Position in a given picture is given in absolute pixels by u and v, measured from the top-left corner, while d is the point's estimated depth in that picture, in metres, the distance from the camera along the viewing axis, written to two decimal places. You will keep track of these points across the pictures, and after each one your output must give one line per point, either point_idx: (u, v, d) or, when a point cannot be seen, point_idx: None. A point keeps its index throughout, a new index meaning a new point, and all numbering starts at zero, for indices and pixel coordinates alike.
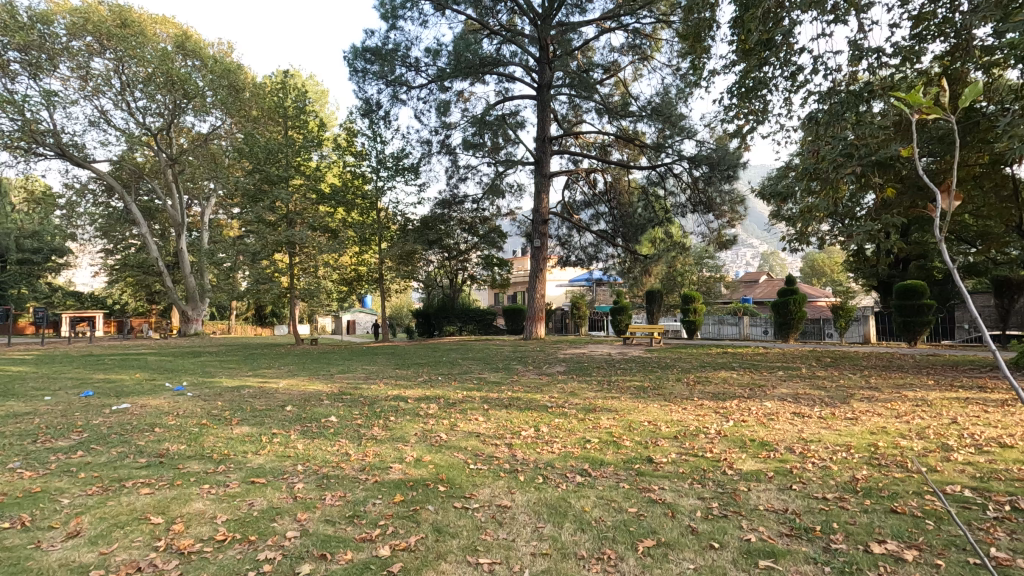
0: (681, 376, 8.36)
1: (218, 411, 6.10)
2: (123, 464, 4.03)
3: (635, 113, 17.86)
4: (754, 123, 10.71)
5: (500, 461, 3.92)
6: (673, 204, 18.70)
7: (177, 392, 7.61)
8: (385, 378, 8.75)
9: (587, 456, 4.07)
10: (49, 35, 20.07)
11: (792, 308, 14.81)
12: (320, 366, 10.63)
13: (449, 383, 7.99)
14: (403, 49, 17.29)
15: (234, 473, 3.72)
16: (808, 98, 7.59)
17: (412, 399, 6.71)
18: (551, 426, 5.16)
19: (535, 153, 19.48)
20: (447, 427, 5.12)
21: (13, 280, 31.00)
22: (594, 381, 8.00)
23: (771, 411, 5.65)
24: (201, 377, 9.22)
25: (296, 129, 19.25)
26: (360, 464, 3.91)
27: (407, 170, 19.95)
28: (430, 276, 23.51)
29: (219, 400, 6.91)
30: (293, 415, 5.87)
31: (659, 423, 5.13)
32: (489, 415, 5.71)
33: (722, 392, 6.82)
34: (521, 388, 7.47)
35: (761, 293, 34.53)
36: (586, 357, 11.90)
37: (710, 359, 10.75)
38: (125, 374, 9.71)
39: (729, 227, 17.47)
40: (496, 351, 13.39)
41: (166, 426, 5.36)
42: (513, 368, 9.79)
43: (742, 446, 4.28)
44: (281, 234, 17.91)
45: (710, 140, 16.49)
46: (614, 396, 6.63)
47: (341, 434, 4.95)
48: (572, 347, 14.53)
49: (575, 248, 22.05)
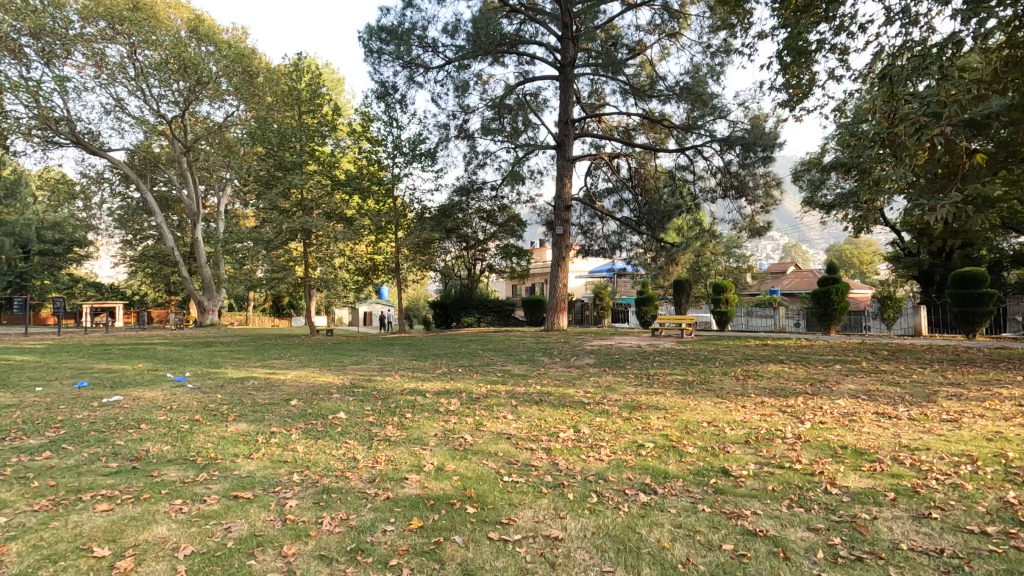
0: (726, 370, 7.55)
1: (215, 405, 5.47)
2: (90, 469, 3.38)
3: (663, 93, 16.91)
4: (801, 97, 9.78)
5: (540, 472, 3.19)
6: (701, 189, 17.83)
7: (178, 383, 7.04)
8: (401, 369, 8.08)
9: (645, 466, 3.34)
10: (61, 20, 19.75)
11: (834, 297, 13.85)
12: (333, 357, 10.04)
13: (469, 376, 7.31)
14: (419, 29, 16.52)
15: (217, 484, 3.04)
16: (878, 56, 6.72)
17: (431, 393, 6.03)
18: (593, 426, 4.41)
19: (557, 136, 18.64)
20: (472, 427, 4.41)
21: (35, 271, 31.17)
22: (631, 374, 7.24)
23: (848, 411, 4.85)
24: (207, 367, 8.67)
25: (310, 114, 18.66)
26: (370, 474, 3.21)
27: (423, 156, 19.29)
28: (448, 266, 23.66)
29: (219, 393, 6.29)
30: (297, 411, 5.21)
31: (720, 424, 4.36)
32: (519, 412, 5.00)
33: (781, 389, 6.02)
34: (551, 382, 6.76)
35: (790, 285, 33.29)
36: (615, 348, 11.10)
37: (753, 351, 9.92)
38: (127, 364, 9.22)
39: (763, 213, 16.53)
40: (518, 342, 12.65)
41: (154, 422, 4.72)
42: (538, 360, 9.07)
43: (834, 454, 3.49)
44: (296, 221, 17.39)
45: (744, 120, 15.48)
46: (658, 391, 5.87)
47: (350, 434, 4.27)
48: (598, 338, 13.78)
49: (597, 237, 21.23)
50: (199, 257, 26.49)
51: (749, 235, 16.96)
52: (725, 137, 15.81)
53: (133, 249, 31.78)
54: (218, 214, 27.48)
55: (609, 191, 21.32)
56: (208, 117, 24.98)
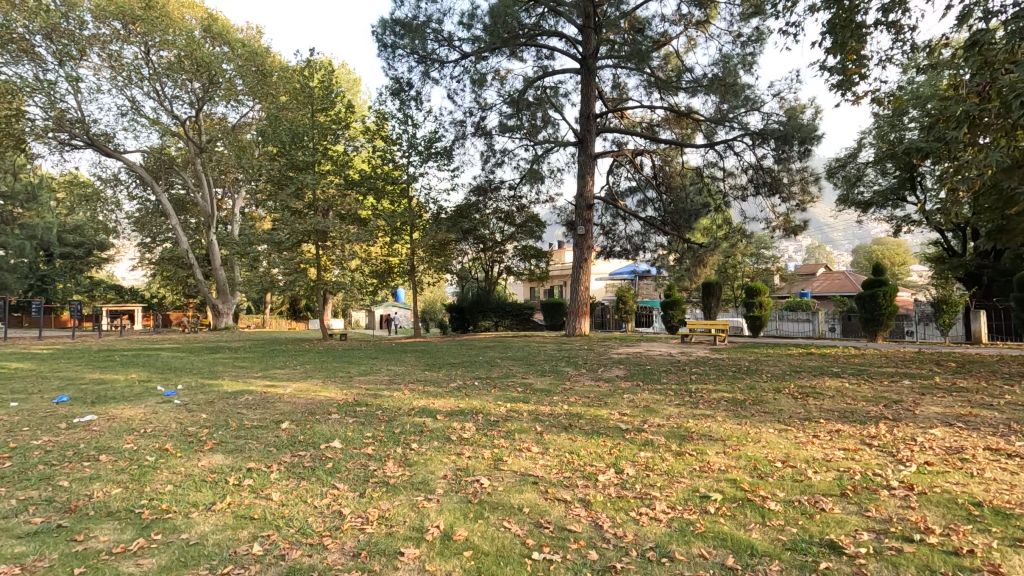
0: (776, 385, 6.65)
1: (194, 430, 4.74)
2: (2, 528, 2.65)
3: (691, 85, 15.99)
4: (853, 80, 8.90)
5: (580, 546, 2.39)
6: (732, 186, 16.87)
7: (166, 399, 6.37)
8: (410, 383, 7.32)
9: (720, 534, 2.51)
10: (75, 22, 19.59)
11: (881, 301, 12.74)
12: (341, 366, 9.36)
13: (486, 392, 6.51)
14: (434, 22, 15.84)
15: (151, 560, 2.30)
16: (961, 20, 5.89)
17: (442, 415, 5.24)
18: (638, 465, 3.58)
19: (578, 132, 17.80)
20: (490, 465, 3.63)
21: (57, 274, 31.45)
22: (669, 391, 6.36)
23: (953, 445, 3.94)
24: (204, 378, 8.04)
25: (324, 113, 18.14)
26: (355, 544, 2.43)
27: (439, 155, 18.63)
28: (465, 269, 22.96)
29: (205, 411, 5.58)
30: (288, 437, 4.48)
31: (799, 465, 3.50)
32: (546, 442, 4.19)
33: (853, 413, 5.11)
34: (579, 400, 5.92)
35: (821, 287, 31.86)
36: (645, 358, 10.23)
37: (800, 362, 8.96)
38: (121, 373, 8.65)
39: (799, 211, 15.48)
40: (539, 349, 11.85)
41: (117, 453, 4.02)
42: (562, 371, 8.27)
43: (969, 518, 2.63)
44: (307, 223, 16.86)
45: (780, 111, 14.44)
46: (706, 416, 5.00)
47: (342, 473, 3.52)
48: (623, 345, 12.92)
49: (620, 237, 20.36)
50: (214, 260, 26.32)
51: (783, 235, 15.91)
52: (759, 131, 14.78)
53: (151, 252, 31.79)
54: (234, 216, 27.24)
55: (633, 190, 20.43)
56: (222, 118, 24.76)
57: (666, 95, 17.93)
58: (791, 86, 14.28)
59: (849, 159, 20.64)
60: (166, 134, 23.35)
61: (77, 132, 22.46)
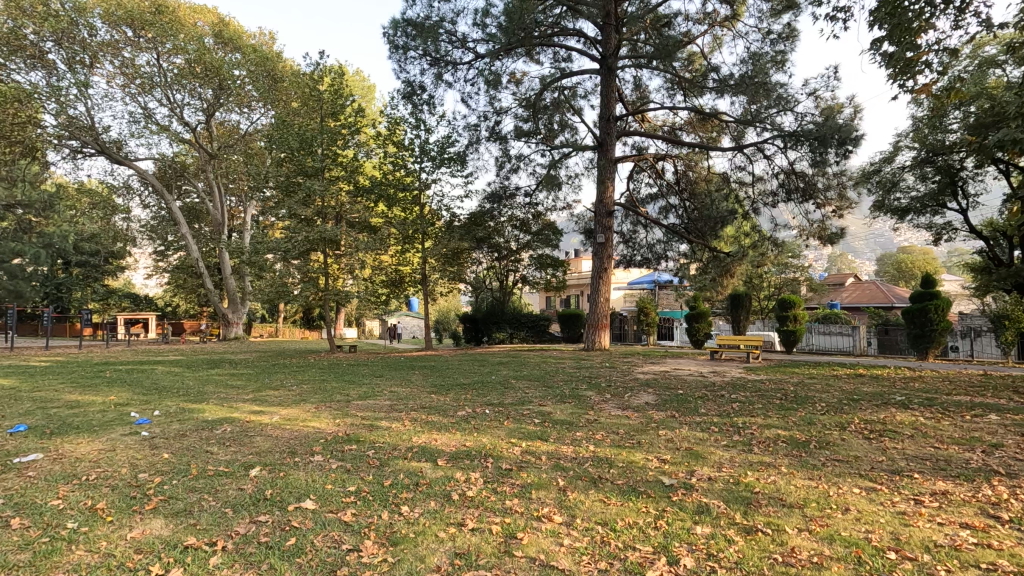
0: (837, 420, 5.65)
1: (144, 477, 3.95)
2: None
3: (718, 85, 15.06)
4: (910, 70, 8.01)
5: None
6: (761, 192, 15.85)
7: (134, 430, 5.60)
8: (412, 411, 6.46)
9: None
10: (85, 27, 19.30)
11: (933, 316, 11.59)
12: (340, 387, 8.55)
13: (496, 425, 5.62)
14: (448, 23, 15.15)
15: None
16: None
17: (443, 459, 4.38)
18: (697, 550, 2.68)
19: (597, 136, 16.94)
20: (502, 547, 2.75)
21: (74, 282, 31.66)
22: (712, 426, 5.42)
23: None
24: (188, 401, 7.29)
25: (334, 117, 17.55)
26: None
27: (452, 161, 17.92)
28: (479, 278, 21.91)
29: (169, 449, 4.80)
30: (254, 491, 3.65)
31: (919, 557, 2.57)
32: (574, 506, 3.30)
33: (951, 463, 4.13)
34: (606, 439, 5.02)
35: (853, 298, 30.37)
36: (674, 378, 9.26)
37: (852, 387, 7.94)
38: (104, 394, 7.94)
39: (835, 219, 14.42)
40: (557, 367, 10.96)
41: (32, 515, 3.24)
42: (583, 396, 7.38)
43: None
44: (314, 231, 16.22)
45: (815, 111, 13.40)
46: (767, 466, 4.06)
47: (306, 558, 2.67)
48: (648, 362, 11.98)
49: (641, 246, 19.47)
50: (225, 269, 25.94)
51: (817, 243, 14.87)
52: (792, 132, 13.75)
53: (165, 260, 31.61)
54: (245, 224, 26.87)
55: (654, 196, 19.52)
56: (234, 125, 24.47)
57: (691, 97, 17.05)
58: (828, 84, 13.30)
59: (884, 164, 19.45)
60: (176, 141, 23.11)
61: (88, 139, 22.28)
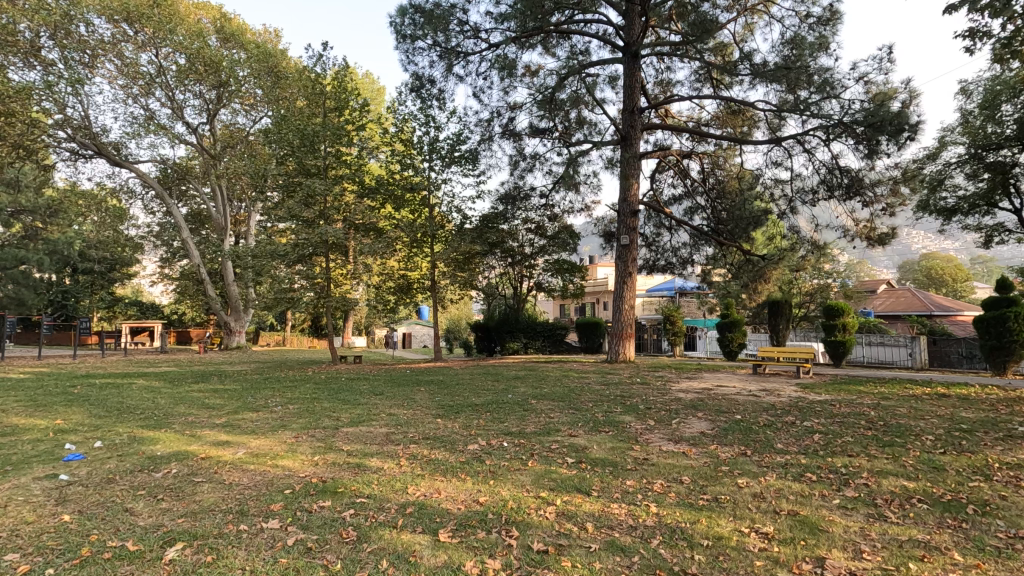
0: (971, 463, 4.26)
1: (6, 563, 2.68)
2: None
3: (753, 73, 13.62)
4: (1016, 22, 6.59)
5: None
6: (799, 189, 14.26)
7: (49, 475, 4.31)
8: (411, 444, 5.16)
9: None
10: (82, 23, 18.52)
11: (1011, 326, 10.07)
12: (330, 408, 7.30)
13: (519, 467, 4.31)
14: (459, 11, 13.95)
15: None
16: None
17: (447, 531, 3.05)
18: None
19: (618, 132, 15.58)
20: None
21: (79, 289, 30.86)
22: (807, 473, 4.06)
23: None
24: (145, 428, 6.05)
25: (337, 113, 16.33)
26: None
27: (462, 159, 16.70)
28: (491, 284, 20.90)
29: (75, 506, 3.53)
30: None
31: None
32: None
33: None
34: (672, 492, 3.69)
35: (887, 305, 28.56)
36: (722, 399, 7.87)
37: (949, 412, 6.50)
38: (53, 418, 6.71)
39: (885, 218, 12.72)
40: (583, 383, 9.65)
41: None
42: (622, 422, 6.06)
43: None
44: (314, 233, 14.98)
45: (865, 98, 11.92)
46: (932, 552, 2.72)
47: None
48: (685, 378, 10.60)
49: (664, 250, 18.04)
50: (227, 276, 24.94)
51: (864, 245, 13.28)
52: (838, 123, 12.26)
53: (171, 266, 30.75)
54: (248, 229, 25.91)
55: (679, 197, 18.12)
56: (237, 125, 23.65)
57: (720, 88, 15.66)
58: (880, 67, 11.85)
59: (928, 161, 17.93)
60: (177, 141, 22.32)
61: (87, 140, 21.46)
